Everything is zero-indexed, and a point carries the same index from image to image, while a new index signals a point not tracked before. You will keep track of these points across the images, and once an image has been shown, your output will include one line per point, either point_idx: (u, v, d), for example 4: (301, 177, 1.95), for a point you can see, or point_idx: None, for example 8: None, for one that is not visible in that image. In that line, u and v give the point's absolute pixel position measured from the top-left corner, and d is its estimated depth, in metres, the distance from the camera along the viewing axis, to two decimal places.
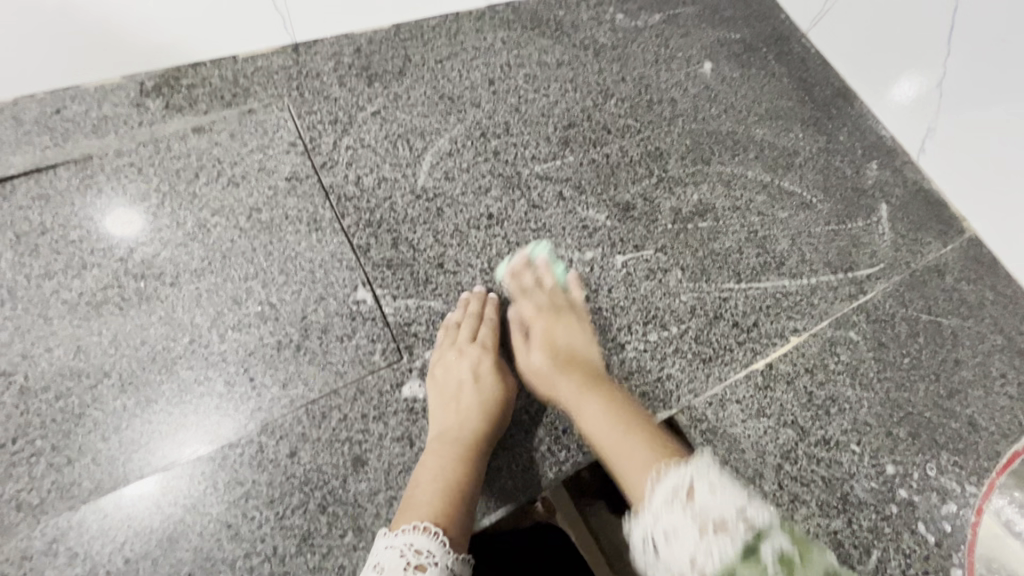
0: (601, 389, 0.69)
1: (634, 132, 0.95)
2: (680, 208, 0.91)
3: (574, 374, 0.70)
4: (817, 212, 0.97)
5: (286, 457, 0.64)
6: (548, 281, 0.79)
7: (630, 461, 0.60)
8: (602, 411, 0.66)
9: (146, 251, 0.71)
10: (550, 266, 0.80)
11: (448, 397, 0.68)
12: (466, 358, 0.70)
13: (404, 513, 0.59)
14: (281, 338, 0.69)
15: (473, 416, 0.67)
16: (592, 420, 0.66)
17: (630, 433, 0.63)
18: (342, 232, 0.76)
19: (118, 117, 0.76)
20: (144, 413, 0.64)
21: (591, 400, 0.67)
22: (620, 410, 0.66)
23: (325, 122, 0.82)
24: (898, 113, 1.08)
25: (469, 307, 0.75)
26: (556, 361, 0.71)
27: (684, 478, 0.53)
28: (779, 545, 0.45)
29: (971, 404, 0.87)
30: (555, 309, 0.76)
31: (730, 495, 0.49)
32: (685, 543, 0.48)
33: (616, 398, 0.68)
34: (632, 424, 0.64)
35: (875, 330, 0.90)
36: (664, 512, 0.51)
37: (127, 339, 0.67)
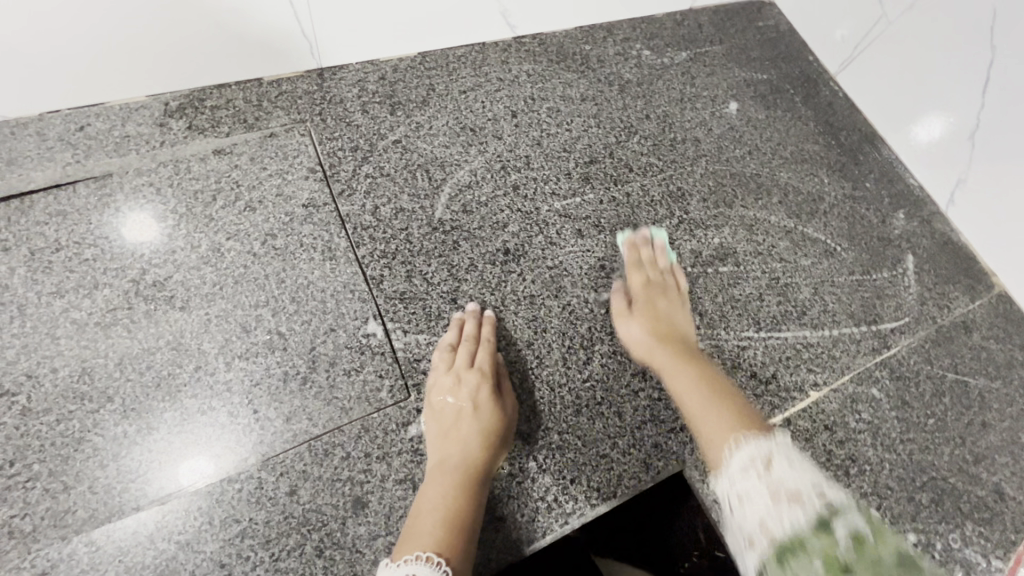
0: (691, 362, 0.73)
1: (656, 171, 0.93)
2: (700, 251, 0.89)
3: (670, 347, 0.75)
4: (841, 260, 0.94)
5: (285, 495, 0.62)
6: (660, 265, 0.84)
7: (716, 428, 0.64)
8: (695, 379, 0.71)
9: (159, 271, 0.70)
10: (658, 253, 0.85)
11: (447, 422, 0.66)
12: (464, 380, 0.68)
13: (405, 544, 0.57)
14: (288, 370, 0.68)
15: (473, 441, 0.65)
16: (683, 386, 0.71)
17: (721, 404, 0.67)
18: (356, 262, 0.75)
19: (140, 136, 0.76)
20: (144, 441, 0.63)
21: (688, 369, 0.72)
22: (713, 382, 0.71)
23: (346, 149, 0.82)
24: (923, 153, 1.06)
25: (458, 330, 0.73)
26: (653, 331, 0.76)
27: (769, 450, 0.59)
28: (853, 524, 0.47)
29: (998, 471, 0.84)
30: (652, 292, 0.80)
31: (809, 472, 0.55)
32: (757, 509, 0.53)
33: (708, 370, 0.73)
34: (722, 400, 0.68)
35: (898, 387, 0.87)
36: (740, 479, 0.57)
37: (132, 363, 0.66)
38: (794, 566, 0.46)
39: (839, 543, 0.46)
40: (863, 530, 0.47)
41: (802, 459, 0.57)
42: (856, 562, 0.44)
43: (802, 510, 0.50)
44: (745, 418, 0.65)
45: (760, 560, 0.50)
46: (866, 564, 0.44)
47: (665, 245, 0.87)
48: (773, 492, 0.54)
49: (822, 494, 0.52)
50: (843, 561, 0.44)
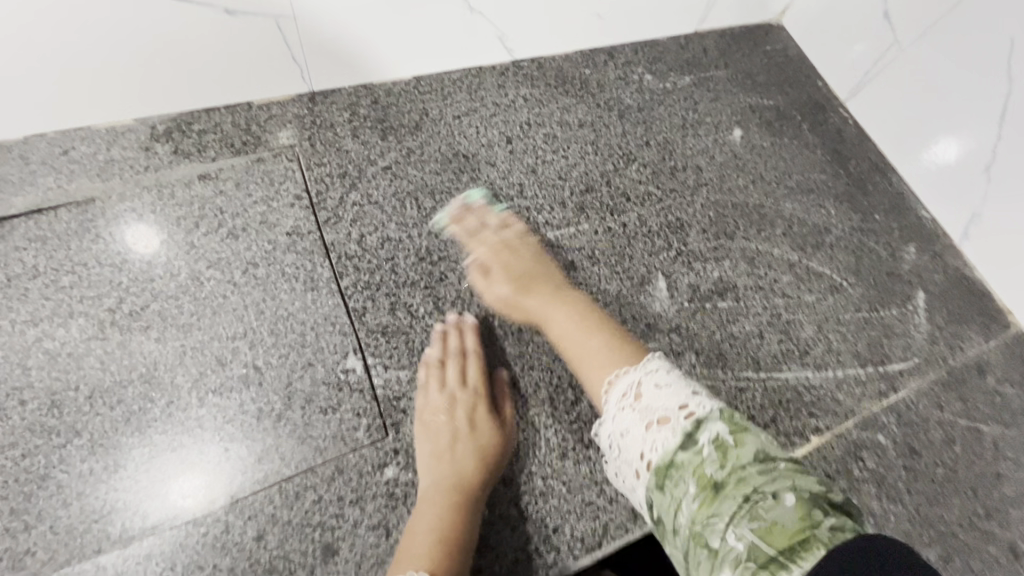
0: (563, 296, 0.72)
1: (654, 201, 0.90)
2: (698, 285, 0.85)
3: (535, 292, 0.73)
4: (847, 296, 0.90)
5: (252, 540, 0.60)
6: (491, 224, 0.80)
7: (596, 363, 0.62)
8: (571, 319, 0.68)
9: (137, 300, 0.69)
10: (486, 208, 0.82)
11: (439, 441, 0.65)
12: (455, 399, 0.68)
13: (399, 566, 0.56)
14: (262, 406, 0.66)
15: (468, 459, 0.64)
16: (560, 333, 0.68)
17: (596, 337, 0.65)
18: (339, 293, 0.73)
19: (124, 160, 0.75)
20: (110, 480, 0.61)
21: (557, 309, 0.70)
22: (584, 314, 0.69)
23: (334, 175, 0.80)
24: (940, 173, 1.00)
25: (451, 342, 0.72)
26: (516, 289, 0.73)
27: (633, 378, 0.56)
28: (714, 432, 0.45)
29: (1013, 527, 0.79)
30: (505, 246, 0.77)
31: (679, 386, 0.52)
32: (635, 438, 0.50)
33: (546, 296, 0.72)
34: (595, 330, 0.66)
35: (906, 434, 0.82)
36: (619, 416, 0.54)
37: (103, 397, 0.64)
38: (673, 495, 0.45)
39: (707, 459, 0.44)
40: (723, 434, 0.45)
41: (673, 374, 0.54)
42: (722, 478, 0.42)
43: (672, 431, 0.48)
44: (623, 343, 0.63)
45: (646, 493, 0.48)
46: (737, 479, 0.42)
47: (486, 204, 0.82)
48: (647, 418, 0.51)
49: (688, 407, 0.49)
50: (713, 479, 0.43)
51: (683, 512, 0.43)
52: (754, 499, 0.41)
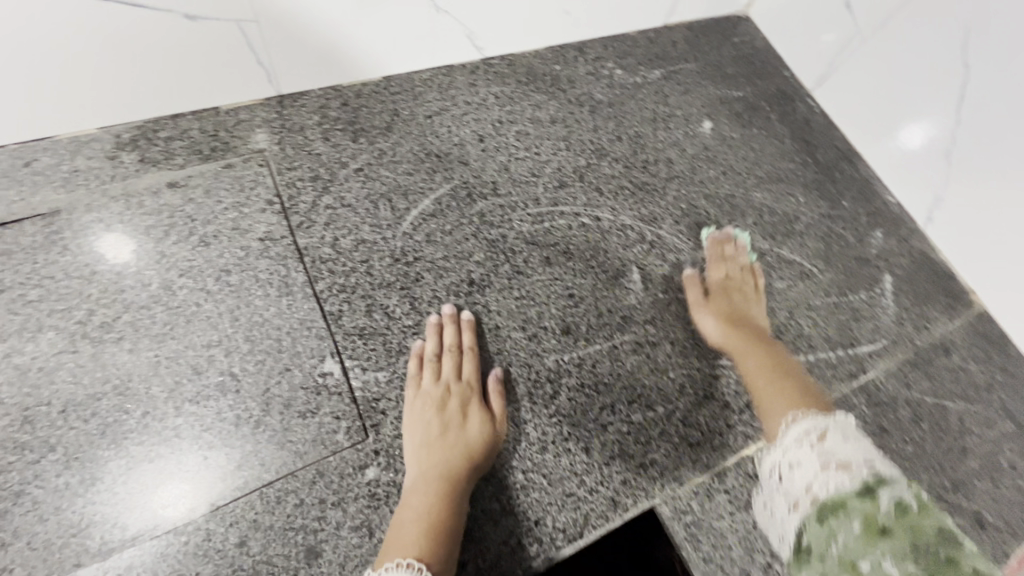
0: (766, 348, 0.78)
1: (627, 195, 0.92)
2: (672, 277, 0.87)
3: (742, 332, 0.80)
4: (817, 282, 0.93)
5: (234, 546, 0.60)
6: (741, 262, 0.88)
7: (776, 411, 0.69)
8: (760, 364, 0.76)
9: (108, 311, 0.68)
10: (745, 253, 0.90)
11: (428, 431, 0.66)
12: (443, 390, 0.69)
13: (388, 551, 0.57)
14: (240, 413, 0.66)
15: (457, 449, 0.65)
16: (752, 373, 0.76)
17: (783, 383, 0.72)
18: (314, 297, 0.73)
19: (90, 170, 0.74)
20: (87, 493, 0.60)
21: (754, 351, 0.78)
22: (780, 367, 0.76)
23: (306, 179, 0.80)
24: (906, 160, 1.03)
25: (447, 337, 0.73)
26: (728, 328, 0.80)
27: (817, 423, 0.59)
28: (899, 491, 0.46)
29: (978, 498, 0.82)
30: (727, 288, 0.85)
31: (866, 446, 0.54)
32: (806, 472, 0.54)
33: (746, 338, 0.79)
34: (786, 381, 0.73)
35: (876, 414, 0.85)
36: (794, 448, 0.58)
37: (77, 410, 0.63)
38: (833, 528, 0.46)
39: (881, 509, 0.45)
40: (910, 500, 0.45)
41: (859, 433, 0.57)
42: (894, 526, 0.43)
43: (850, 477, 0.49)
44: (806, 397, 0.70)
45: (800, 522, 0.51)
46: (916, 541, 0.41)
47: (733, 235, 0.92)
48: (824, 460, 0.54)
49: (872, 464, 0.51)
50: (883, 524, 0.43)
51: (839, 541, 0.44)
52: (933, 562, 0.40)
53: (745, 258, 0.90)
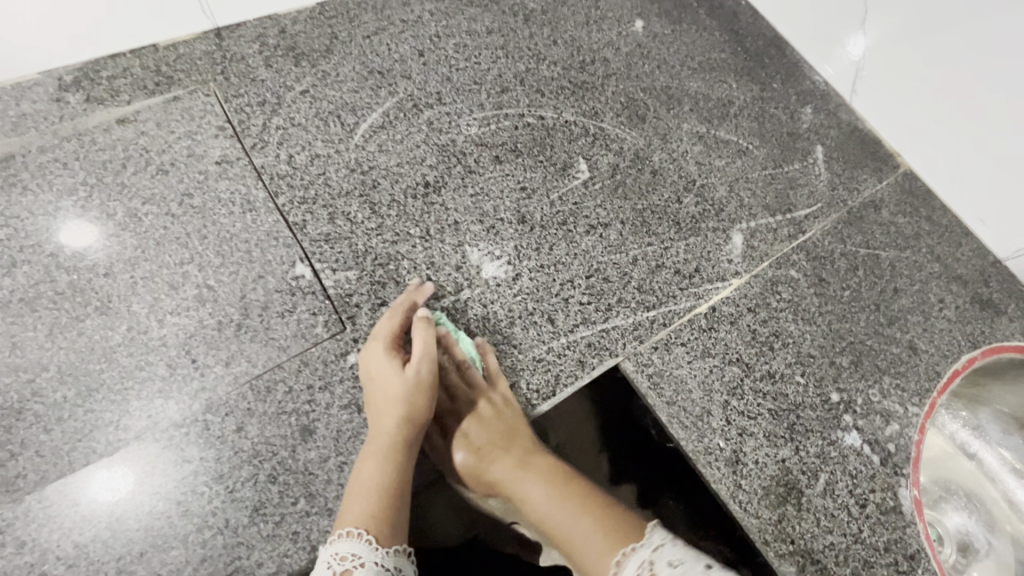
0: (530, 465, 0.69)
1: (568, 94, 0.96)
2: (618, 163, 0.92)
3: (508, 451, 0.70)
4: (754, 158, 0.99)
5: (233, 432, 0.65)
6: (456, 358, 0.74)
7: (591, 550, 0.59)
8: (542, 489, 0.66)
9: (76, 245, 0.70)
10: (455, 342, 0.75)
11: (368, 398, 0.66)
12: (378, 355, 0.68)
13: (340, 522, 0.58)
14: (221, 319, 0.70)
15: (389, 410, 0.64)
16: (539, 502, 0.66)
17: (581, 512, 0.63)
18: (277, 210, 0.76)
19: (37, 113, 0.75)
20: (87, 403, 0.64)
21: (529, 476, 0.67)
22: (556, 480, 0.67)
23: (253, 104, 0.82)
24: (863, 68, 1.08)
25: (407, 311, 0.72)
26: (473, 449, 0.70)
27: (642, 557, 0.55)
28: None
29: (911, 330, 0.91)
30: (473, 399, 0.72)
31: (694, 560, 0.51)
32: None
33: (515, 453, 0.69)
34: (581, 502, 0.64)
35: (815, 267, 0.92)
36: None
37: (63, 332, 0.67)
38: None
39: None
40: None
41: (677, 544, 0.55)
42: None
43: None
44: (611, 516, 0.62)
45: None
46: None
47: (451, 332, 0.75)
48: None
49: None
50: None
51: None
52: None
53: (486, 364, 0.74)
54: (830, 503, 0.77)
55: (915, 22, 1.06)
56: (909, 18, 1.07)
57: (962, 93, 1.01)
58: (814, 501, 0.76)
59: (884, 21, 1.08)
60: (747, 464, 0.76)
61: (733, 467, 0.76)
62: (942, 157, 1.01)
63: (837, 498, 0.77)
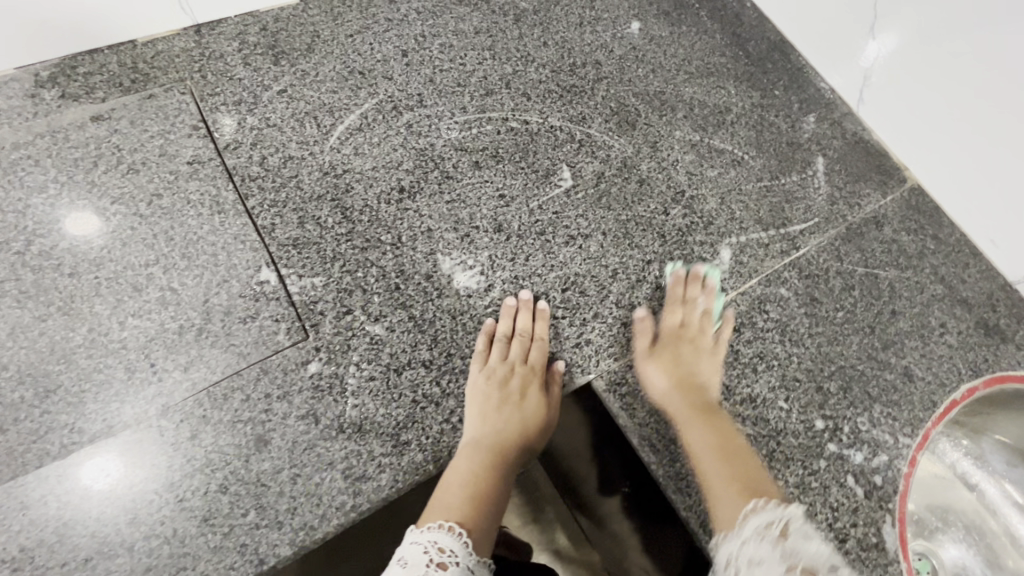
0: (711, 419, 0.73)
1: (555, 98, 0.93)
2: (603, 171, 0.89)
3: (691, 399, 0.74)
4: (749, 168, 0.95)
5: (186, 439, 0.64)
6: (701, 306, 0.82)
7: (729, 501, 0.66)
8: (709, 440, 0.71)
9: (44, 242, 0.70)
10: (712, 293, 0.84)
11: (498, 402, 0.70)
12: (521, 367, 0.73)
13: (431, 512, 0.63)
14: (182, 323, 0.69)
15: (513, 428, 0.70)
16: (697, 448, 0.71)
17: (730, 466, 0.69)
18: (246, 213, 0.75)
19: (11, 109, 0.75)
20: (43, 404, 0.64)
21: (701, 425, 0.72)
22: (727, 437, 0.72)
23: (229, 104, 0.81)
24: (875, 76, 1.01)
25: (520, 323, 0.75)
26: (677, 389, 0.74)
27: (776, 516, 0.65)
28: None
29: (907, 355, 0.86)
30: (681, 340, 0.78)
31: (819, 549, 0.63)
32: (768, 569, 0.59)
33: (698, 400, 0.74)
34: (732, 462, 0.70)
35: (807, 285, 0.88)
36: (747, 543, 0.62)
37: (24, 332, 0.66)
38: None
39: None
40: None
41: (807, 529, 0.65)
42: None
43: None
44: (752, 482, 0.69)
45: None
46: None
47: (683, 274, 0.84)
48: (788, 560, 0.61)
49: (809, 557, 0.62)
50: None
51: None
52: None
53: (722, 325, 0.82)
54: None
55: (942, 20, 0.93)
56: (935, 15, 0.95)
57: (981, 101, 0.89)
58: None
59: (904, 22, 0.97)
60: None
61: None
62: (957, 178, 0.93)
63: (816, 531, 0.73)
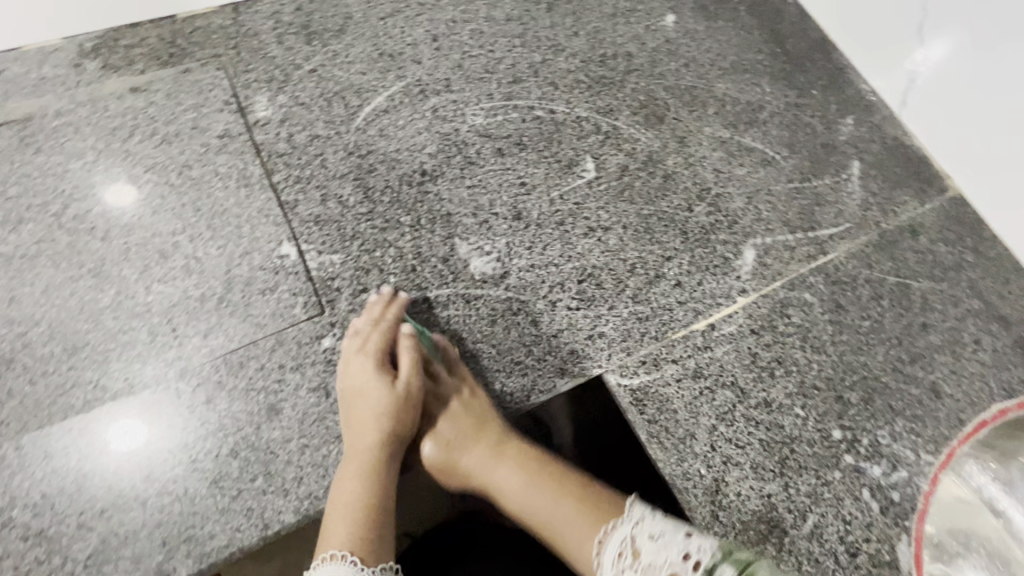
0: (506, 452, 0.68)
1: (583, 88, 0.92)
2: (628, 164, 0.88)
3: (480, 443, 0.68)
4: (779, 168, 0.92)
5: (202, 403, 0.66)
6: (436, 364, 0.71)
7: (570, 532, 0.61)
8: (518, 479, 0.66)
9: (80, 206, 0.73)
10: (413, 337, 0.71)
11: (345, 410, 0.66)
12: (360, 363, 0.68)
13: (320, 544, 0.60)
14: (205, 291, 0.71)
15: (370, 427, 0.65)
16: (514, 495, 0.66)
17: (558, 496, 0.63)
18: (271, 188, 0.77)
19: (56, 78, 0.78)
20: (70, 360, 0.66)
21: (501, 467, 0.67)
22: (531, 468, 0.67)
23: (261, 81, 0.82)
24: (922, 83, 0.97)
25: (373, 314, 0.71)
26: (449, 451, 0.69)
27: (625, 534, 0.57)
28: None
29: (936, 370, 0.82)
30: (432, 405, 0.70)
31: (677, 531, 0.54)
32: None
33: (485, 450, 0.68)
34: (552, 484, 0.65)
35: (833, 292, 0.85)
36: None
37: (57, 291, 0.69)
38: None
39: None
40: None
41: (664, 519, 0.56)
42: None
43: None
44: (587, 494, 0.63)
45: None
46: None
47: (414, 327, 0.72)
48: None
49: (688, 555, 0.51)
50: None
51: None
52: None
53: (445, 355, 0.72)
54: (816, 548, 0.71)
55: (999, 29, 0.89)
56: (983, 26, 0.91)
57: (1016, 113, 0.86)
58: (797, 544, 0.71)
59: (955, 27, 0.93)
60: (728, 496, 0.72)
61: (712, 498, 0.71)
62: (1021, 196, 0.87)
63: (825, 543, 0.71)
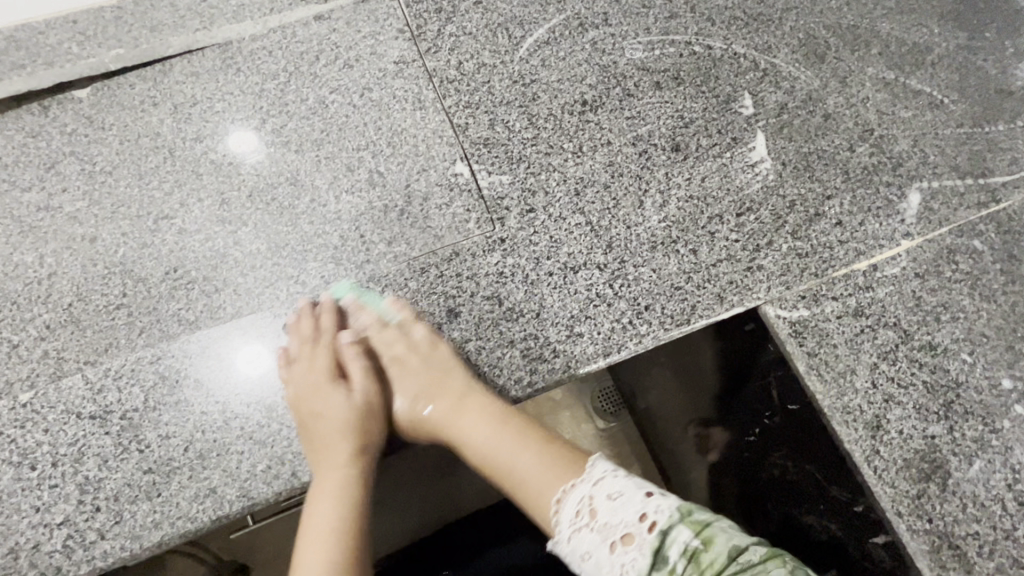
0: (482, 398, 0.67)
1: (741, 25, 0.90)
2: (787, 102, 0.86)
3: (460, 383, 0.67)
4: (948, 113, 0.87)
5: (390, 302, 0.72)
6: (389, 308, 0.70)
7: (535, 486, 0.61)
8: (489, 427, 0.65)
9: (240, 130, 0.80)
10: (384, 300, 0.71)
11: (302, 429, 0.65)
12: (307, 377, 0.67)
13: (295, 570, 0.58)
14: (388, 203, 0.76)
15: (336, 444, 0.64)
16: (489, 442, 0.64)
17: (528, 451, 0.63)
18: (444, 111, 0.81)
19: (252, 4, 0.85)
20: (275, 257, 0.73)
21: (477, 410, 0.66)
22: (502, 416, 0.66)
23: (431, 11, 0.86)
24: None
25: (305, 331, 0.69)
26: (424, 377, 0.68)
27: (585, 491, 0.57)
28: (684, 542, 0.50)
29: None
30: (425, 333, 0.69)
31: (632, 489, 0.55)
32: (600, 562, 0.52)
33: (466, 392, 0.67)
34: (525, 439, 0.64)
35: (1005, 241, 0.81)
36: (574, 538, 0.54)
37: (260, 196, 0.76)
38: None
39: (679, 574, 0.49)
40: (692, 543, 0.50)
41: (619, 478, 0.57)
42: None
43: (640, 551, 0.51)
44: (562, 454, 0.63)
45: None
46: None
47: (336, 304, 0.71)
48: (608, 537, 0.52)
49: (648, 518, 0.52)
50: None
51: None
52: None
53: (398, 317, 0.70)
54: (982, 492, 0.69)
55: None
56: None
57: None
58: (961, 485, 0.69)
59: None
60: (889, 432, 0.71)
61: (872, 432, 0.71)
62: None
63: (991, 488, 0.69)
